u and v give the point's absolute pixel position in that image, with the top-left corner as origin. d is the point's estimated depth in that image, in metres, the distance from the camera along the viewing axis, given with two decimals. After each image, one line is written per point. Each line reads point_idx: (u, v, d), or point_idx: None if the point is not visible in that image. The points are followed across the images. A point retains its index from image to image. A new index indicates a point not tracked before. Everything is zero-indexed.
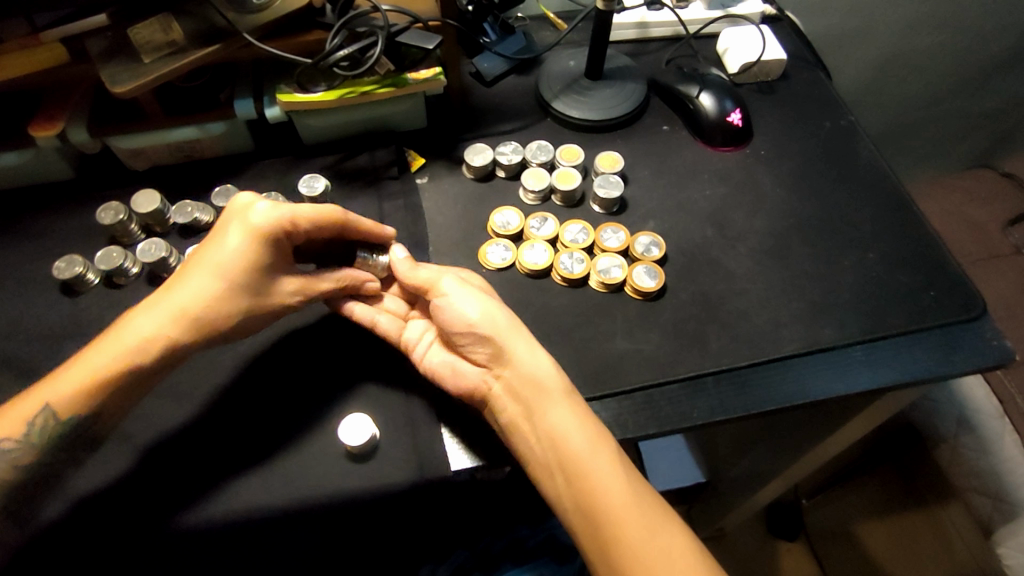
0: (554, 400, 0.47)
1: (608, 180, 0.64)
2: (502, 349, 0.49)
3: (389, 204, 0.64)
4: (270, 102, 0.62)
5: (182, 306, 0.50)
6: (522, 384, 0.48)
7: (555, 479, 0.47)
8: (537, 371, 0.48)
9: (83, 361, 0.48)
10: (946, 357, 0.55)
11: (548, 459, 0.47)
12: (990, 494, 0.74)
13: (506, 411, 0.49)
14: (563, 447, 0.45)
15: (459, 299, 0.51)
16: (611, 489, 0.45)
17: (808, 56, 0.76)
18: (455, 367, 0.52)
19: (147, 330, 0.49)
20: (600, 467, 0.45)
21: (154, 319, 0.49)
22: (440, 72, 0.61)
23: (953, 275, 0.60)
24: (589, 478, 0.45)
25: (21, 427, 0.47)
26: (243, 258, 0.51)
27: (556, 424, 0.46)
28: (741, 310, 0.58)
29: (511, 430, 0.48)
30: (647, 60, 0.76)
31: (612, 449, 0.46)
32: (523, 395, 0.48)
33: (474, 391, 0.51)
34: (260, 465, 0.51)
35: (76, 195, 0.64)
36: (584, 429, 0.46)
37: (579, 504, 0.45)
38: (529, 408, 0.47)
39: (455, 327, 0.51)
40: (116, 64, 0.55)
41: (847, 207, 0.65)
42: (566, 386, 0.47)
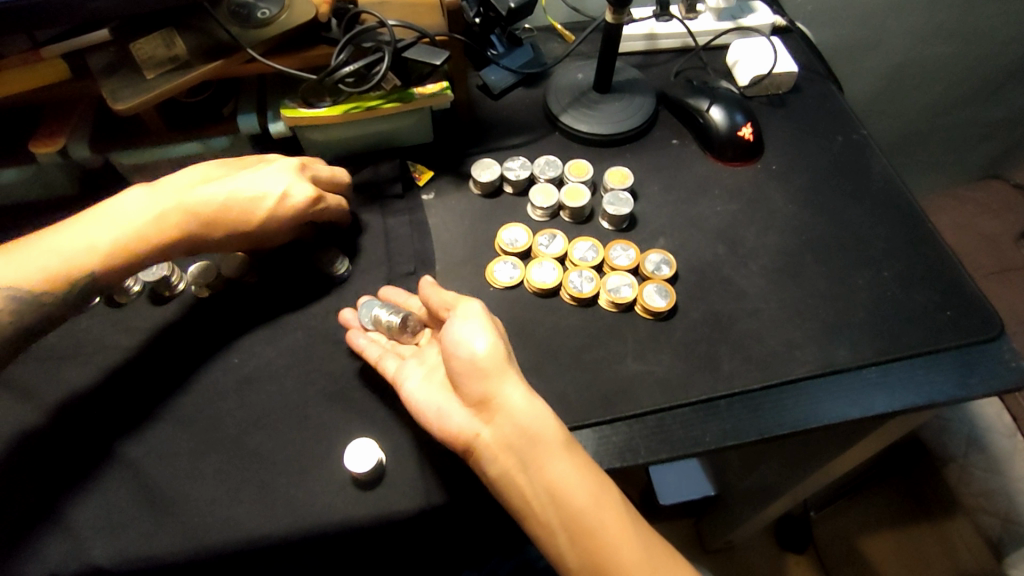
0: (555, 452, 0.43)
1: (617, 198, 0.63)
2: (493, 396, 0.44)
3: (393, 220, 0.63)
4: (274, 117, 0.61)
5: (198, 211, 0.53)
6: (516, 434, 0.43)
7: (555, 535, 0.42)
8: (534, 422, 0.43)
9: (112, 224, 0.51)
10: (964, 380, 0.54)
11: (548, 515, 0.42)
12: (999, 514, 0.73)
13: (498, 463, 0.43)
14: (566, 502, 0.42)
15: (468, 332, 0.45)
16: (621, 547, 0.41)
17: (820, 68, 0.75)
18: (443, 409, 0.47)
19: (166, 212, 0.52)
20: (606, 523, 0.42)
21: (173, 208, 0.52)
22: (447, 87, 0.60)
23: (969, 294, 0.59)
24: (596, 534, 0.41)
25: (61, 283, 0.49)
26: (258, 206, 0.54)
27: (558, 479, 0.42)
28: (754, 330, 0.57)
29: (504, 483, 0.43)
30: (656, 72, 0.75)
31: (615, 500, 0.43)
32: (517, 448, 0.43)
33: (466, 441, 0.45)
34: (263, 491, 0.50)
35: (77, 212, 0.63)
36: (586, 482, 0.43)
37: (586, 564, 0.41)
38: (525, 461, 0.43)
39: (460, 361, 0.45)
40: (118, 80, 0.55)
41: (861, 224, 0.63)
42: (564, 435, 0.44)
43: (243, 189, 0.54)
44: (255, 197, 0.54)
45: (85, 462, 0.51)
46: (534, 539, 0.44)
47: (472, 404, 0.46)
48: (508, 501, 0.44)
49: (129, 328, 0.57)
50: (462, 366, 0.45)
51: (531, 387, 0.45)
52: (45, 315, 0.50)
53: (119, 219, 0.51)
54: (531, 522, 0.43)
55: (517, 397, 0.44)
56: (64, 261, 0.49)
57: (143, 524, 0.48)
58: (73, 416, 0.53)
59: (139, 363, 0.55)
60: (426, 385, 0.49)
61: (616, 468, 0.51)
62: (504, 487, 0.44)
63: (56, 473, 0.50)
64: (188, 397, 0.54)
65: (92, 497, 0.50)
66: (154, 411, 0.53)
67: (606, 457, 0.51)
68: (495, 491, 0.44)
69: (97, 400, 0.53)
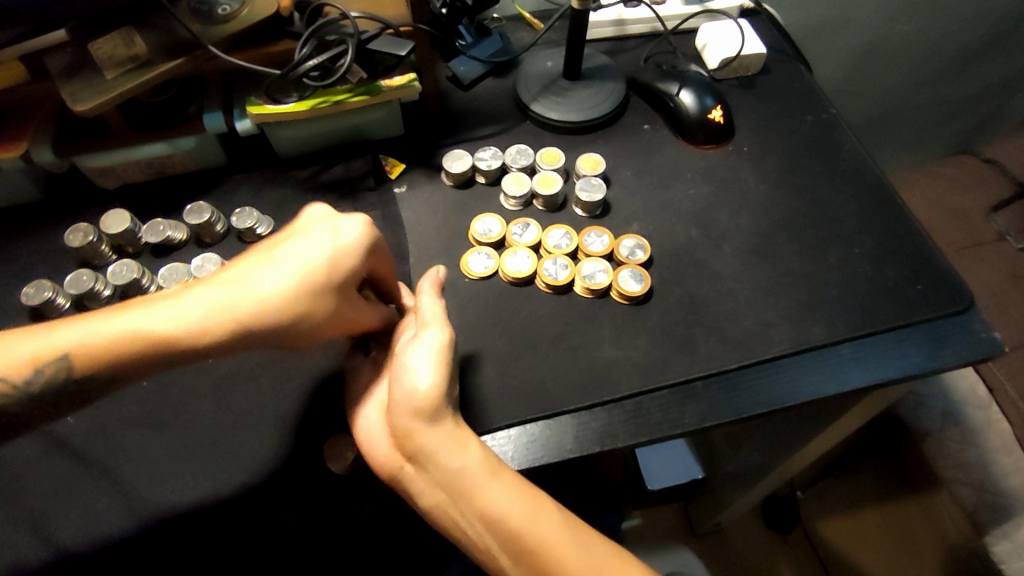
0: (485, 481, 0.44)
1: (590, 184, 0.63)
2: (422, 436, 0.45)
3: (366, 214, 0.63)
4: (241, 115, 0.60)
5: (229, 302, 0.44)
6: (445, 472, 0.44)
7: (497, 558, 0.44)
8: (462, 458, 0.44)
9: (119, 316, 0.44)
10: (936, 351, 0.55)
11: (486, 539, 0.44)
12: (973, 484, 0.75)
13: (429, 496, 0.45)
14: (503, 526, 0.43)
15: (412, 365, 0.46)
16: (563, 560, 0.43)
17: (787, 49, 0.75)
18: (371, 437, 0.48)
19: (191, 309, 0.44)
20: (546, 536, 0.43)
21: (196, 303, 0.44)
22: (415, 78, 0.60)
23: (939, 267, 0.59)
24: (537, 551, 0.43)
25: (28, 370, 0.43)
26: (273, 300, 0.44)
27: (492, 504, 0.43)
28: (729, 311, 0.57)
29: (439, 514, 0.45)
30: (625, 58, 0.74)
31: (552, 517, 0.44)
32: (448, 482, 0.44)
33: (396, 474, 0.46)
34: (243, 491, 0.49)
35: (44, 217, 0.62)
36: (520, 501, 0.44)
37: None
38: (456, 494, 0.44)
39: (396, 396, 0.46)
40: (78, 82, 0.53)
41: (832, 202, 0.64)
42: (493, 462, 0.45)
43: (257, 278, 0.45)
44: (303, 267, 0.45)
45: (60, 470, 0.50)
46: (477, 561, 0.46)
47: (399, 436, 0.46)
48: (448, 531, 0.45)
49: None
50: (399, 398, 0.46)
51: (462, 424, 0.46)
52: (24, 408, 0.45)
53: (136, 320, 0.43)
54: (471, 547, 0.45)
55: (442, 431, 0.45)
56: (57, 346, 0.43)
57: (121, 530, 0.48)
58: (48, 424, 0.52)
59: None
60: (364, 402, 0.50)
61: (595, 454, 0.51)
62: (440, 518, 0.45)
63: (31, 482, 0.50)
64: (163, 400, 0.53)
65: (69, 503, 0.49)
66: (129, 416, 0.52)
67: (585, 443, 0.51)
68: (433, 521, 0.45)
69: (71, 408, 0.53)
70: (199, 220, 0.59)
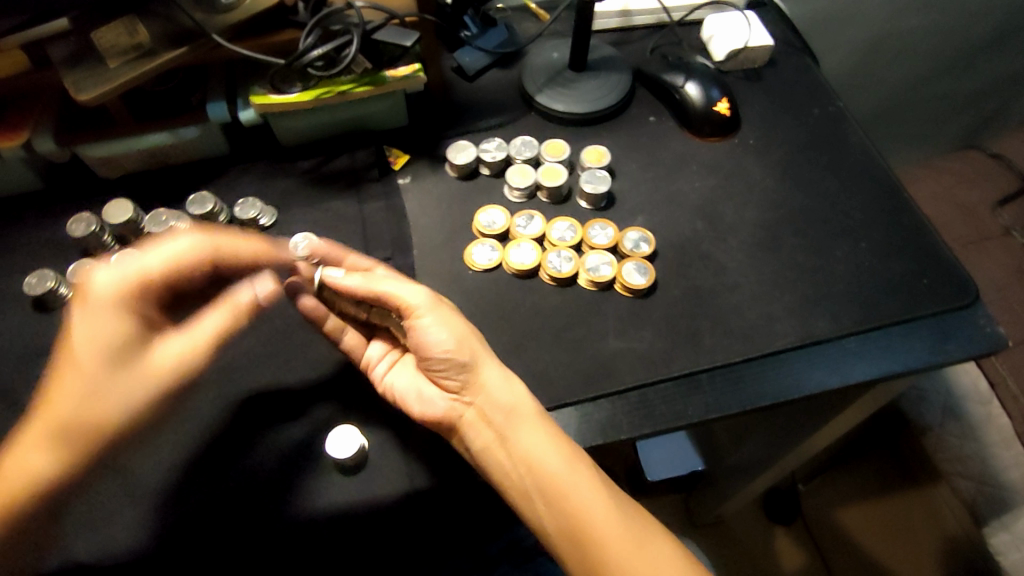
0: (527, 426, 0.46)
1: (595, 176, 0.62)
2: (473, 378, 0.48)
3: (370, 206, 0.62)
4: (244, 105, 0.60)
5: (189, 344, 0.47)
6: (493, 409, 0.47)
7: (534, 503, 0.46)
8: (509, 400, 0.47)
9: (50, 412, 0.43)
10: (940, 344, 0.55)
11: (525, 484, 0.46)
12: (974, 477, 0.75)
13: (479, 437, 0.48)
14: (541, 471, 0.46)
15: (435, 324, 0.48)
16: (594, 506, 0.46)
17: (794, 41, 0.75)
18: (422, 395, 0.51)
19: (171, 348, 0.46)
20: (578, 484, 0.46)
21: (171, 349, 0.46)
22: (419, 68, 0.59)
23: (944, 261, 0.59)
24: (571, 497, 0.46)
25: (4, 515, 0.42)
26: (204, 337, 0.48)
27: (530, 450, 0.46)
28: (733, 305, 0.57)
29: (485, 456, 0.48)
30: (631, 49, 0.74)
31: (588, 467, 0.46)
32: (494, 420, 0.47)
33: (449, 423, 0.49)
34: (246, 482, 0.49)
35: (47, 206, 0.62)
36: (559, 449, 0.46)
37: (563, 524, 0.46)
38: (502, 435, 0.47)
39: (433, 352, 0.49)
40: (81, 70, 0.53)
41: (837, 195, 0.64)
42: (537, 410, 0.47)
43: (119, 335, 0.44)
44: (183, 261, 0.48)
45: None
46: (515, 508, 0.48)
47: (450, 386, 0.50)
48: (490, 475, 0.48)
49: None
50: (439, 352, 0.49)
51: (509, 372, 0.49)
52: None
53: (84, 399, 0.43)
54: (511, 492, 0.47)
55: (487, 375, 0.48)
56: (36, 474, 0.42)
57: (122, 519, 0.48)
58: None
59: None
60: (399, 372, 0.53)
61: (598, 446, 0.51)
62: (486, 461, 0.48)
63: None
64: None
65: None
66: None
67: (588, 435, 0.51)
68: (477, 462, 0.48)
69: None
70: (202, 210, 0.59)
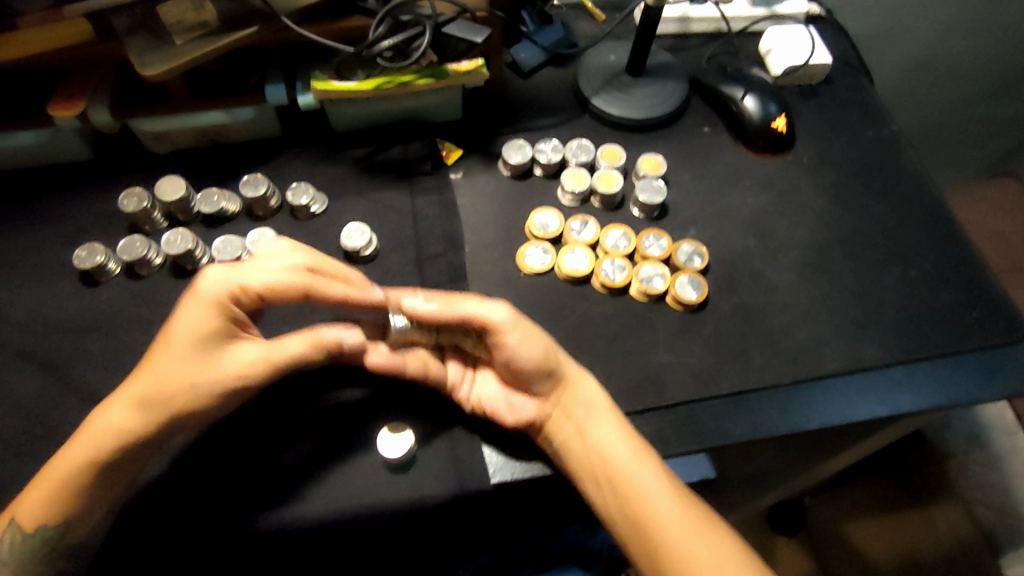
0: (602, 417, 0.50)
1: (651, 185, 0.62)
2: (558, 376, 0.51)
3: (422, 199, 0.62)
4: (304, 89, 0.59)
5: (269, 357, 0.49)
6: (574, 403, 0.51)
7: (603, 490, 0.49)
8: (587, 392, 0.50)
9: (144, 375, 0.45)
10: (987, 380, 0.55)
11: (596, 472, 0.49)
12: (995, 507, 0.78)
13: (560, 430, 0.51)
14: (610, 461, 0.48)
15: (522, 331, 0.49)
16: (658, 498, 0.47)
17: (850, 60, 0.74)
18: (511, 402, 0.53)
19: (248, 355, 0.48)
20: (644, 476, 0.48)
21: (249, 354, 0.48)
22: (483, 65, 0.58)
23: (993, 295, 0.59)
24: (635, 487, 0.48)
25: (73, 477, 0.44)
26: (272, 354, 0.49)
27: (602, 440, 0.49)
28: (784, 325, 0.57)
29: (562, 448, 0.50)
30: (688, 56, 0.73)
31: (656, 461, 0.49)
32: (573, 413, 0.50)
33: (536, 423, 0.52)
34: (297, 475, 0.50)
35: (94, 177, 0.61)
36: (629, 441, 0.49)
37: (626, 513, 0.48)
38: (579, 427, 0.50)
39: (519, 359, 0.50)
40: (147, 45, 0.53)
41: (889, 221, 0.63)
42: (612, 404, 0.50)
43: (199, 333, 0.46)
44: (293, 283, 0.49)
45: None
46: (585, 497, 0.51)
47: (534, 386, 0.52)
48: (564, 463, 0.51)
49: (153, 301, 0.56)
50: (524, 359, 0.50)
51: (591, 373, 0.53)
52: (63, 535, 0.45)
53: (173, 371, 0.45)
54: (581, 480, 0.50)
55: (568, 371, 0.51)
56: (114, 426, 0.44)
57: (160, 509, 0.48)
58: (100, 392, 0.52)
59: None
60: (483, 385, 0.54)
61: None
62: (563, 452, 0.51)
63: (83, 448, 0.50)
64: None
65: None
66: None
67: None
68: (554, 453, 0.51)
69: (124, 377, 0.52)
70: (254, 193, 0.59)
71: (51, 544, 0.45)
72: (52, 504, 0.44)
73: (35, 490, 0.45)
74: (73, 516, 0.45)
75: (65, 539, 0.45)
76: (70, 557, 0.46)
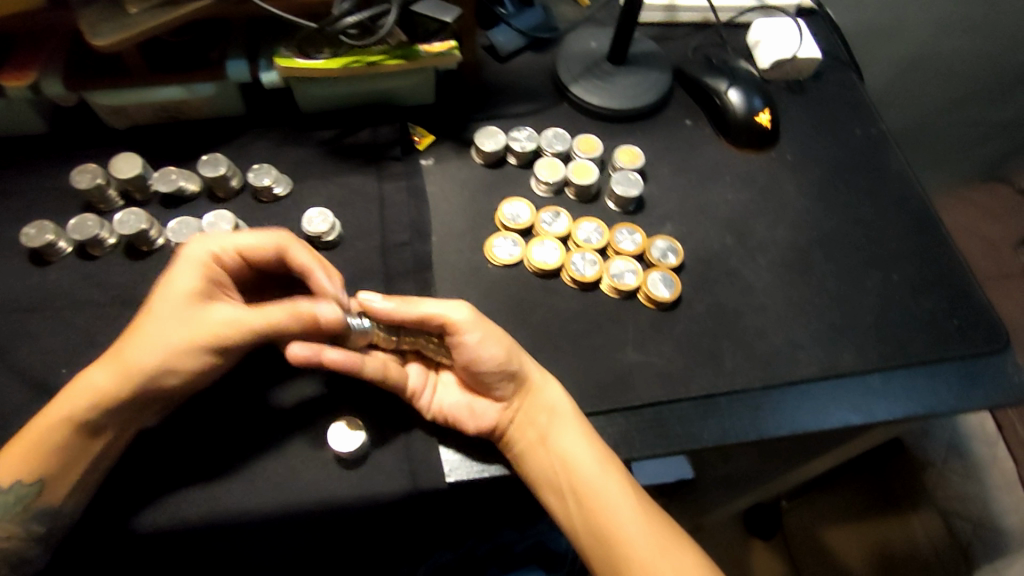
0: (566, 425, 0.48)
1: (627, 178, 0.60)
2: (523, 381, 0.49)
3: (390, 185, 0.59)
4: (268, 66, 0.57)
5: (242, 318, 0.45)
6: (536, 410, 0.48)
7: (565, 500, 0.48)
8: (552, 398, 0.48)
9: (122, 342, 0.44)
10: (966, 391, 0.53)
11: (558, 482, 0.48)
12: (973, 519, 0.75)
13: (525, 439, 0.49)
14: (574, 472, 0.47)
15: (485, 333, 0.47)
16: (619, 508, 0.47)
17: (841, 55, 0.72)
18: (473, 407, 0.50)
19: (221, 316, 0.45)
20: (607, 486, 0.47)
21: (224, 313, 0.45)
22: (455, 47, 0.56)
23: (976, 303, 0.57)
24: (596, 499, 0.47)
25: (49, 432, 0.43)
26: (250, 318, 0.45)
27: (566, 450, 0.47)
28: (758, 327, 0.55)
29: (525, 458, 0.49)
30: (673, 46, 0.71)
31: (618, 469, 0.48)
32: (536, 420, 0.48)
33: (496, 429, 0.49)
34: (243, 469, 0.48)
35: (49, 152, 0.59)
36: (593, 449, 0.47)
37: (588, 523, 0.47)
38: (543, 435, 0.48)
39: (483, 362, 0.48)
40: (97, 13, 0.50)
41: (873, 222, 0.62)
42: (576, 410, 0.48)
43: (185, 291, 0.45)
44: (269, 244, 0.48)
45: None
46: (544, 504, 0.50)
47: (498, 392, 0.50)
48: (526, 473, 0.49)
49: (103, 283, 0.54)
50: (487, 362, 0.48)
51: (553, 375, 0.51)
52: (41, 496, 0.43)
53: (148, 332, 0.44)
54: (542, 489, 0.49)
55: (531, 375, 0.49)
56: (87, 389, 0.43)
57: (124, 491, 0.46)
58: (42, 376, 0.50)
59: (114, 322, 0.52)
60: (445, 392, 0.51)
61: None
62: (525, 460, 0.49)
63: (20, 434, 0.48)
64: None
65: None
66: None
67: None
68: (517, 463, 0.49)
69: (69, 361, 0.50)
70: (214, 173, 0.56)
71: (26, 504, 0.43)
72: (31, 463, 0.43)
73: (13, 448, 0.44)
74: (46, 477, 0.43)
75: (40, 500, 0.43)
76: (42, 524, 0.44)
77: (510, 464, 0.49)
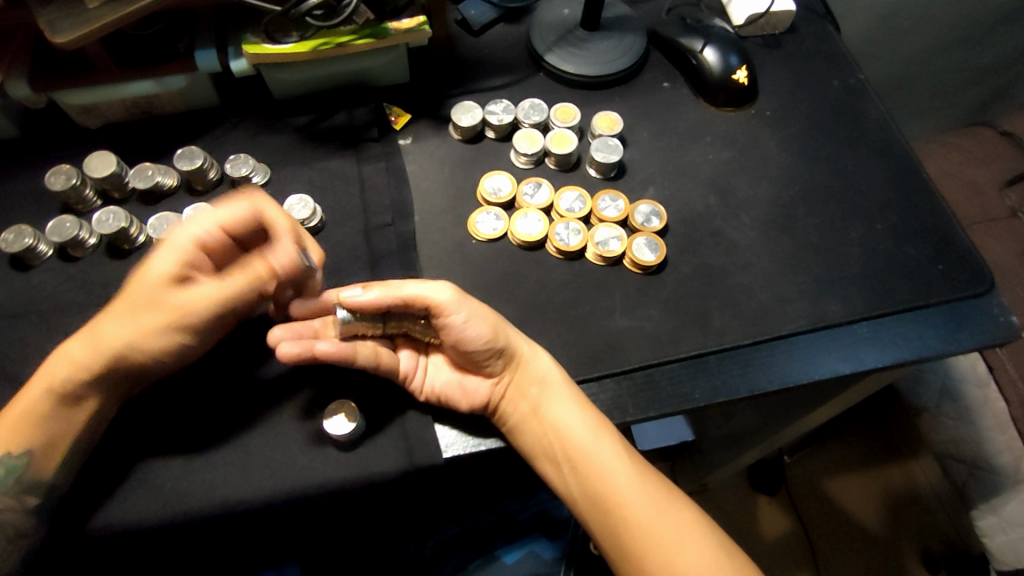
0: (557, 394, 0.48)
1: (606, 144, 0.60)
2: (511, 354, 0.49)
3: (369, 167, 0.59)
4: (235, 54, 0.56)
5: (212, 291, 0.45)
6: (527, 381, 0.49)
7: (561, 467, 0.49)
8: (542, 369, 0.48)
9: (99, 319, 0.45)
10: (954, 334, 0.53)
11: (553, 451, 0.49)
12: (967, 461, 0.76)
13: (519, 411, 0.49)
14: (568, 441, 0.48)
15: (470, 312, 0.47)
16: (614, 472, 0.48)
17: (816, 6, 0.71)
18: (464, 385, 0.50)
19: (193, 296, 0.45)
20: (601, 451, 0.48)
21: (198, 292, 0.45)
22: (424, 22, 0.55)
23: (961, 246, 0.57)
24: (591, 464, 0.48)
25: (32, 411, 0.44)
26: (217, 288, 0.45)
27: (559, 419, 0.48)
28: (745, 285, 0.55)
29: (519, 430, 0.49)
30: (646, 8, 0.70)
31: (612, 434, 0.48)
32: (527, 391, 0.49)
33: (488, 403, 0.49)
34: (240, 457, 0.48)
35: (22, 156, 0.58)
36: (586, 416, 0.48)
37: (584, 488, 0.48)
38: (535, 406, 0.48)
39: (470, 340, 0.48)
40: (57, 10, 0.49)
41: (855, 173, 0.61)
42: (566, 378, 0.49)
43: (159, 276, 0.44)
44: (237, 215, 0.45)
45: None
46: (541, 473, 0.51)
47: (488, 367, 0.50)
48: (521, 444, 0.50)
49: (88, 284, 0.54)
50: (475, 339, 0.47)
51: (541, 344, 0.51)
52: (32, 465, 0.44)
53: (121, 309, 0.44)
54: (538, 458, 0.50)
55: (520, 348, 0.49)
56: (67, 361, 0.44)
57: (115, 475, 0.47)
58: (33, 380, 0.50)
59: None
60: (437, 372, 0.51)
61: None
62: (520, 432, 0.49)
63: None
64: None
65: None
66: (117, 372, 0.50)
67: None
68: (512, 435, 0.50)
69: None
70: (190, 166, 0.56)
71: (16, 476, 0.44)
72: (20, 436, 0.44)
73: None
74: (35, 449, 0.44)
75: (31, 471, 0.44)
76: (36, 494, 0.45)
77: (505, 437, 0.50)
